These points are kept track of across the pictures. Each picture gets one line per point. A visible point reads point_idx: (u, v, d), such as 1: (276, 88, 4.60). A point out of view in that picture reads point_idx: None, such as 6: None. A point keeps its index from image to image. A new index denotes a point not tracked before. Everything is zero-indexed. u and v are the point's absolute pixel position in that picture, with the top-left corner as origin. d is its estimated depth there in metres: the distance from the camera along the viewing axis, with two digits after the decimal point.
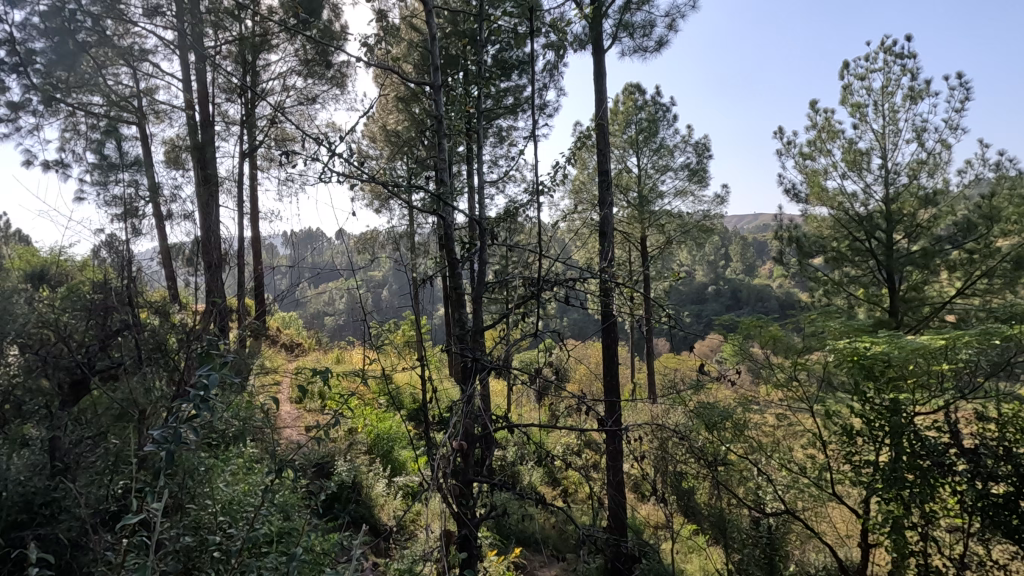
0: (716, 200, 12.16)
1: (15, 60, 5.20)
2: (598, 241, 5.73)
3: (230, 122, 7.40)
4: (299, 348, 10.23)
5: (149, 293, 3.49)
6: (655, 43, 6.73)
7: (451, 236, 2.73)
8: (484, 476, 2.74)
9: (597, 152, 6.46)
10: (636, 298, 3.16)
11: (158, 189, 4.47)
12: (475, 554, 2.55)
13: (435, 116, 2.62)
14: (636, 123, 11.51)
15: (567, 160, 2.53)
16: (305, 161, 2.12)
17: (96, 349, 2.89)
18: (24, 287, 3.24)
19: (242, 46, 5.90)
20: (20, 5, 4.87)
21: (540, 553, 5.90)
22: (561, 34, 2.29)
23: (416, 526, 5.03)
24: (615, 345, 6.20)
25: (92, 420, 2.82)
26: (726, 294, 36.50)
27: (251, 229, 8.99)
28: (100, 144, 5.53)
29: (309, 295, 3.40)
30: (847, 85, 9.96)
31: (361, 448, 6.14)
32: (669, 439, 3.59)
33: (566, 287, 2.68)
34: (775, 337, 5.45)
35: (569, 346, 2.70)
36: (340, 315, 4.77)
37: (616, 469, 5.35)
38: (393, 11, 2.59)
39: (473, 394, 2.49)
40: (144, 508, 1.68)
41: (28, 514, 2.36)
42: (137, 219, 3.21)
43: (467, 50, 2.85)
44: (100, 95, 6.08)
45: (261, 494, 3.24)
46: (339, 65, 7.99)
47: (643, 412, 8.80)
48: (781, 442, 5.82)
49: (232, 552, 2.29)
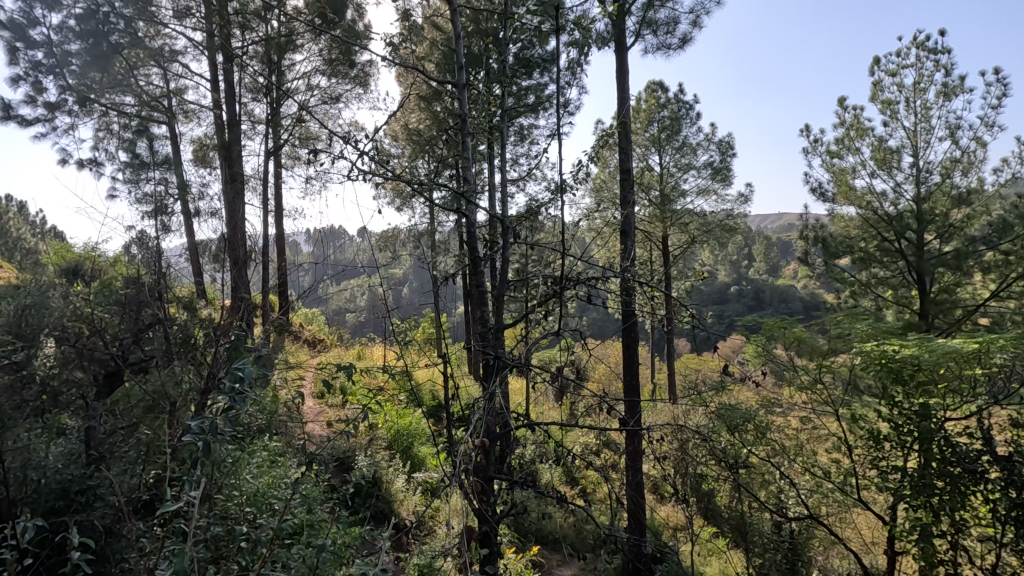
0: (739, 199, 11.98)
1: (53, 62, 5.43)
2: (619, 240, 5.69)
3: (256, 121, 7.56)
4: (321, 344, 10.36)
5: (178, 288, 3.58)
6: (679, 41, 6.68)
7: (473, 235, 2.75)
8: (505, 473, 2.76)
9: (619, 150, 6.43)
10: (658, 297, 3.13)
11: (187, 187, 4.58)
12: (496, 551, 2.57)
13: (459, 115, 2.63)
14: (658, 122, 11.42)
15: (592, 157, 2.52)
16: (331, 160, 2.16)
17: (129, 342, 2.97)
18: (60, 281, 3.35)
19: (269, 47, 6.01)
20: (57, 9, 5.07)
21: (559, 552, 5.90)
22: (585, 32, 2.27)
23: (436, 522, 5.07)
24: (635, 345, 6.16)
25: (125, 411, 2.91)
26: (749, 294, 35.86)
27: (276, 227, 9.16)
28: (132, 143, 5.70)
29: (331, 292, 3.44)
30: (877, 81, 9.74)
31: (382, 444, 6.20)
32: (691, 440, 3.55)
33: (589, 287, 2.67)
34: (799, 339, 5.36)
35: (591, 346, 2.69)
36: (362, 311, 4.82)
37: (635, 469, 5.31)
38: (417, 10, 2.61)
39: (495, 392, 2.50)
40: (178, 497, 1.74)
41: (64, 501, 2.41)
42: (167, 217, 3.30)
43: (490, 48, 2.85)
44: (132, 95, 6.29)
45: (286, 487, 3.32)
46: (363, 64, 8.07)
47: (663, 412, 8.72)
48: (804, 446, 5.73)
49: (259, 542, 2.34)
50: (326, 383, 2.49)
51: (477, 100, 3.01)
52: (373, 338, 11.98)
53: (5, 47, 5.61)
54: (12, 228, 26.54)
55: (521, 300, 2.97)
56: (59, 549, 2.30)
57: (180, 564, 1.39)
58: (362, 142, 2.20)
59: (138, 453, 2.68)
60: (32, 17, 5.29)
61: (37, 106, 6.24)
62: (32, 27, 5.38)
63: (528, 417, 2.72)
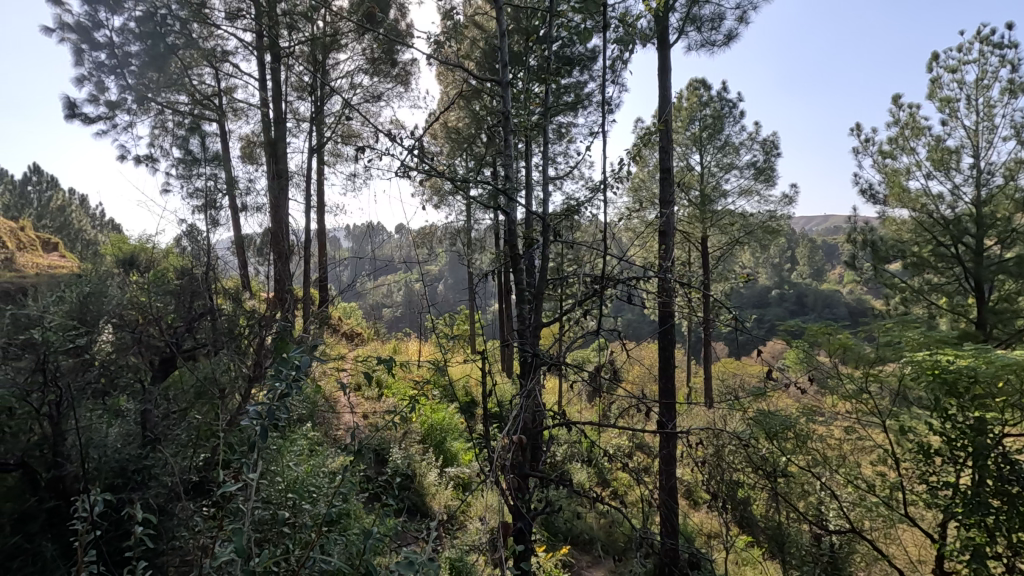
0: (783, 200, 11.65)
1: (115, 62, 5.70)
2: (658, 239, 5.60)
3: (301, 119, 7.78)
4: (359, 337, 10.58)
5: (225, 280, 3.71)
6: (723, 37, 6.53)
7: (512, 232, 2.74)
8: (539, 472, 2.76)
9: (660, 149, 6.34)
10: (698, 298, 3.07)
11: (235, 182, 4.76)
12: (530, 548, 2.57)
13: (501, 112, 2.63)
14: (700, 120, 11.21)
15: (635, 152, 2.47)
16: (375, 156, 2.19)
17: (183, 330, 3.08)
18: (118, 270, 3.51)
19: (315, 46, 6.14)
20: (119, 11, 5.33)
21: (589, 552, 5.87)
22: (630, 29, 2.22)
23: (468, 517, 5.11)
24: (671, 347, 6.06)
25: (176, 397, 3.05)
26: (791, 299, 34.65)
27: (318, 222, 9.43)
28: (185, 140, 5.95)
29: (369, 287, 3.48)
30: (936, 78, 9.30)
31: (416, 438, 6.29)
32: (729, 445, 3.47)
33: (629, 286, 2.62)
34: (845, 346, 5.07)
35: (630, 348, 2.62)
36: (398, 307, 4.90)
37: (669, 473, 5.23)
38: (461, 8, 2.62)
39: (533, 389, 2.49)
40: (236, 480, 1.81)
41: (122, 479, 2.54)
42: (216, 211, 3.43)
43: (532, 46, 2.83)
44: (186, 94, 6.57)
45: (325, 475, 3.41)
46: (404, 63, 8.20)
47: (698, 416, 8.56)
48: (847, 457, 5.56)
49: (302, 526, 2.41)
50: (368, 375, 2.54)
51: (517, 98, 3.01)
52: (408, 333, 12.17)
53: (72, 48, 5.93)
54: (77, 219, 28.10)
55: (558, 298, 2.95)
56: (117, 526, 2.41)
57: (239, 544, 1.44)
58: (405, 138, 2.22)
59: (190, 436, 2.83)
60: (96, 20, 5.57)
61: (99, 105, 6.59)
62: (97, 29, 5.67)
63: (563, 417, 2.70)
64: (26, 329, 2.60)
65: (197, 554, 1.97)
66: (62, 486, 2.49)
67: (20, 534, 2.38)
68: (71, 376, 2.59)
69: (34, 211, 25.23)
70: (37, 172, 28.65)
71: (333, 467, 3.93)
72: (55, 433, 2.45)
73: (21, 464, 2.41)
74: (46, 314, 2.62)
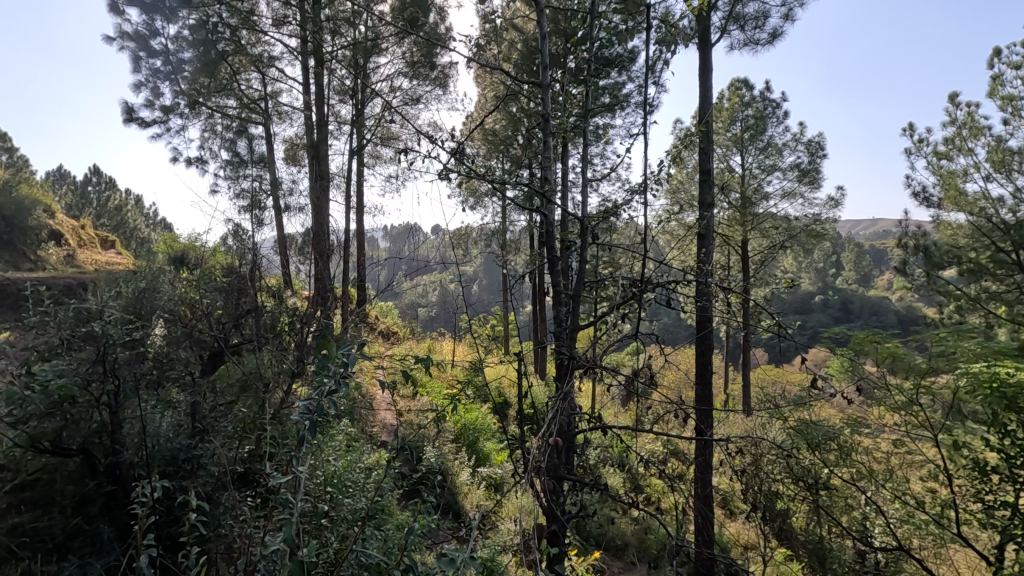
0: (828, 203, 11.26)
1: (169, 68, 5.99)
2: (697, 242, 5.49)
3: (342, 121, 7.97)
4: (395, 336, 10.75)
5: (268, 278, 3.82)
6: (768, 36, 6.36)
7: (550, 234, 2.72)
8: (574, 475, 2.73)
9: (700, 151, 6.21)
10: (738, 303, 2.99)
11: (279, 184, 4.91)
12: (565, 551, 2.56)
13: (540, 115, 2.61)
14: (742, 121, 10.97)
15: (674, 154, 2.42)
16: (416, 159, 2.21)
17: (230, 326, 3.09)
18: (170, 268, 3.66)
19: (357, 50, 6.27)
20: (174, 20, 5.61)
21: (621, 559, 5.79)
22: (672, 29, 2.17)
23: (500, 518, 5.11)
24: (709, 352, 5.93)
25: (223, 391, 3.17)
26: (836, 305, 33.27)
27: (357, 222, 9.64)
28: (232, 142, 6.18)
29: (405, 288, 3.48)
30: (997, 75, 8.82)
31: (449, 436, 6.35)
32: (769, 454, 3.36)
33: (668, 290, 2.55)
34: (894, 355, 4.64)
35: (668, 353, 2.56)
36: (433, 307, 4.93)
37: (704, 482, 5.12)
38: (501, 11, 2.62)
39: (569, 392, 2.45)
40: (285, 475, 1.88)
41: (173, 467, 2.68)
42: (261, 211, 3.54)
43: (572, 48, 2.80)
44: (234, 98, 6.83)
45: (361, 471, 3.47)
46: (443, 66, 8.28)
47: (736, 425, 8.36)
48: (895, 471, 5.33)
49: (342, 520, 2.47)
50: (406, 374, 2.56)
51: (556, 100, 2.99)
52: (442, 333, 12.29)
53: (130, 56, 6.25)
54: (131, 218, 29.51)
55: (593, 301, 2.91)
56: (169, 513, 2.53)
57: (288, 535, 1.49)
58: (445, 140, 2.23)
59: (235, 429, 2.93)
60: (153, 28, 5.86)
61: (154, 109, 6.93)
62: (153, 37, 5.96)
63: (599, 420, 2.67)
64: (87, 322, 2.73)
65: (243, 542, 2.05)
66: (118, 473, 2.62)
67: (80, 516, 2.56)
68: (127, 367, 2.70)
69: (92, 210, 26.62)
70: (96, 173, 30.30)
71: (368, 463, 4.00)
72: (113, 422, 2.60)
73: (82, 451, 2.55)
74: (105, 308, 2.76)
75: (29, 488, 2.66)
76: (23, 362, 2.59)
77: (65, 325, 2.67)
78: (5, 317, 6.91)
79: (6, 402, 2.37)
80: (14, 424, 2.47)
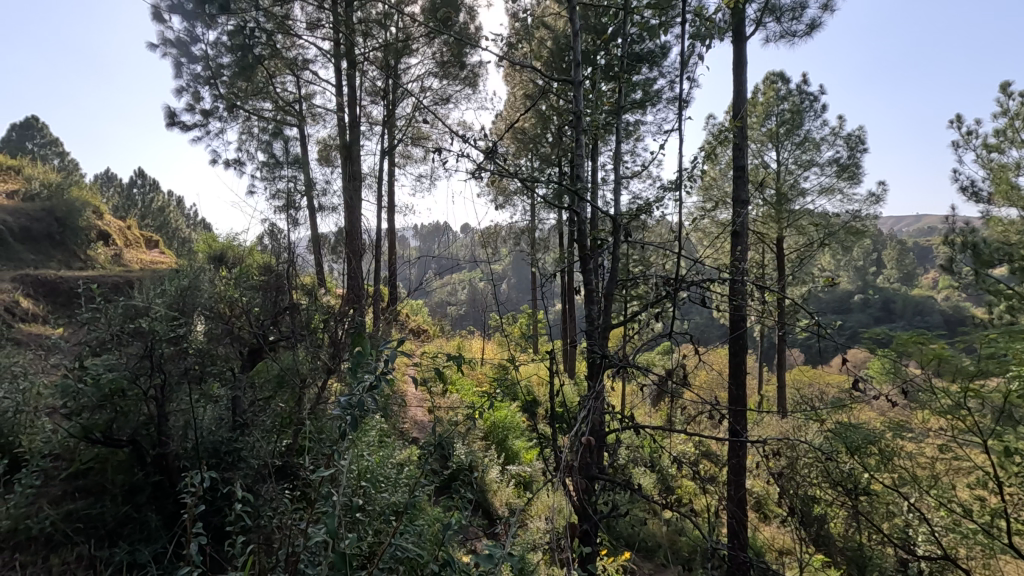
0: (868, 199, 10.90)
1: (209, 74, 6.20)
2: (731, 240, 5.39)
3: (374, 122, 8.09)
4: (425, 335, 10.85)
5: (303, 277, 3.91)
6: (806, 27, 6.19)
7: (583, 232, 2.70)
8: (606, 475, 2.71)
9: (733, 147, 6.10)
10: (775, 302, 2.92)
11: (313, 184, 5.02)
12: (596, 550, 2.56)
13: (572, 112, 2.59)
14: (777, 115, 10.71)
15: (707, 150, 2.37)
16: (449, 158, 2.22)
17: (268, 323, 3.14)
18: (210, 267, 3.79)
19: (388, 52, 6.35)
20: (214, 26, 5.81)
21: (651, 560, 5.72)
22: (707, 23, 2.13)
23: (529, 517, 5.12)
24: (743, 353, 5.80)
25: (261, 386, 3.26)
26: (877, 305, 32.05)
27: (388, 221, 9.79)
28: (268, 143, 6.35)
29: (436, 287, 3.50)
30: None
31: (479, 434, 6.38)
32: (808, 456, 3.28)
33: (702, 289, 2.49)
34: (941, 356, 4.27)
35: (701, 353, 2.50)
36: (463, 305, 4.97)
37: (738, 484, 5.02)
38: (533, 10, 2.62)
39: (602, 391, 2.43)
40: (326, 468, 1.94)
41: (216, 459, 2.80)
42: (296, 211, 3.62)
43: (603, 45, 2.77)
44: (270, 101, 7.01)
45: (394, 466, 3.53)
46: (473, 65, 8.32)
47: (771, 427, 8.17)
48: (941, 478, 5.15)
49: (376, 515, 2.52)
50: (437, 372, 2.58)
51: (588, 98, 2.95)
52: (470, 331, 12.37)
53: (172, 62, 6.48)
54: (173, 218, 30.57)
55: (625, 299, 2.87)
56: (213, 503, 2.64)
57: (330, 527, 1.54)
58: (476, 138, 2.24)
59: (274, 423, 3.01)
60: (193, 35, 6.06)
61: (194, 113, 7.18)
62: (194, 43, 6.16)
63: (631, 419, 2.64)
64: (135, 318, 2.86)
65: (283, 533, 2.11)
66: (164, 463, 2.74)
67: (129, 505, 2.68)
68: (172, 362, 2.81)
69: (138, 211, 27.59)
70: (141, 175, 31.54)
71: (400, 459, 4.05)
72: (160, 415, 2.71)
73: (131, 441, 2.66)
74: (151, 305, 2.88)
75: (82, 476, 2.80)
76: (76, 357, 2.76)
77: (115, 321, 2.80)
78: (58, 314, 7.25)
79: (61, 393, 2.54)
80: (69, 415, 2.62)
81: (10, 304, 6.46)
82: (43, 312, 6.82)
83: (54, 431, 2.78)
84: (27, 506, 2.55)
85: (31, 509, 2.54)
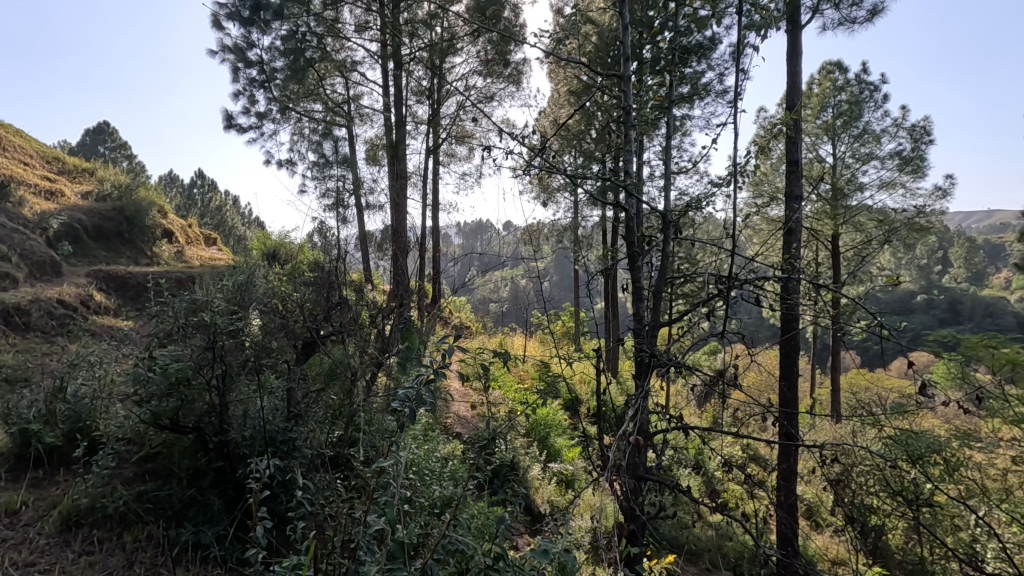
0: (934, 194, 10.29)
1: (264, 77, 6.45)
2: (784, 237, 5.19)
3: (418, 120, 8.21)
4: (468, 331, 10.94)
5: (350, 274, 3.99)
6: (867, 14, 5.88)
7: (632, 229, 2.63)
8: (654, 475, 2.64)
9: (787, 140, 5.87)
10: (834, 303, 2.79)
11: (361, 183, 5.14)
12: (644, 548, 2.51)
13: (620, 107, 2.54)
14: (834, 107, 10.28)
15: (761, 144, 2.27)
16: (496, 155, 2.22)
17: (319, 317, 3.21)
18: (265, 263, 3.93)
19: (433, 51, 6.43)
20: (269, 31, 6.03)
21: (697, 564, 5.60)
22: (763, 12, 2.04)
23: (571, 516, 5.11)
24: (795, 354, 5.58)
25: (312, 378, 3.35)
26: (942, 306, 30.20)
27: (432, 219, 9.93)
28: (319, 143, 6.56)
29: (480, 284, 3.48)
30: None
31: (521, 430, 6.39)
32: (867, 462, 3.11)
33: (757, 287, 2.37)
34: (1015, 361, 3.94)
35: (756, 353, 2.38)
36: (506, 302, 4.98)
37: (788, 490, 4.84)
38: (581, 5, 2.58)
39: (650, 390, 2.35)
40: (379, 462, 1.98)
41: (272, 447, 2.92)
42: (344, 209, 3.70)
43: (653, 38, 2.69)
44: (320, 102, 7.23)
45: (439, 459, 3.58)
46: (517, 63, 8.32)
47: (823, 433, 7.84)
48: (1014, 491, 4.81)
49: (423, 507, 2.55)
50: (481, 369, 2.59)
51: (635, 94, 2.88)
52: (513, 328, 12.42)
53: (230, 67, 6.78)
54: (230, 217, 31.98)
55: (675, 297, 2.79)
56: (271, 488, 2.75)
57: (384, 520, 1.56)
58: (521, 135, 2.24)
59: (325, 415, 3.08)
60: (250, 40, 6.33)
61: (250, 115, 7.49)
62: (250, 49, 6.43)
63: (679, 419, 2.55)
64: (197, 312, 3.01)
65: (337, 521, 2.16)
66: (226, 450, 2.88)
67: (194, 488, 2.83)
68: (231, 354, 2.92)
69: (197, 210, 28.91)
70: (201, 176, 33.17)
71: (444, 453, 4.10)
72: (221, 404, 2.82)
73: (195, 428, 2.80)
74: (212, 300, 3.01)
75: (150, 460, 3.02)
76: (146, 347, 2.95)
77: (180, 315, 2.95)
78: (127, 307, 7.70)
79: (134, 381, 2.73)
80: (140, 402, 2.80)
81: (86, 297, 6.91)
82: (115, 306, 7.26)
83: (126, 416, 2.97)
84: (103, 486, 2.81)
85: (107, 489, 2.79)
